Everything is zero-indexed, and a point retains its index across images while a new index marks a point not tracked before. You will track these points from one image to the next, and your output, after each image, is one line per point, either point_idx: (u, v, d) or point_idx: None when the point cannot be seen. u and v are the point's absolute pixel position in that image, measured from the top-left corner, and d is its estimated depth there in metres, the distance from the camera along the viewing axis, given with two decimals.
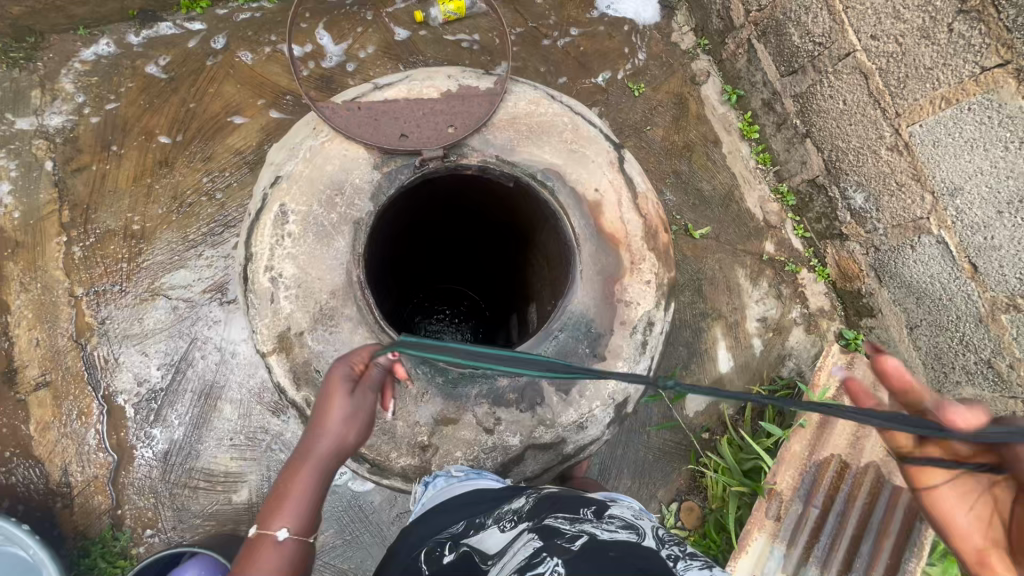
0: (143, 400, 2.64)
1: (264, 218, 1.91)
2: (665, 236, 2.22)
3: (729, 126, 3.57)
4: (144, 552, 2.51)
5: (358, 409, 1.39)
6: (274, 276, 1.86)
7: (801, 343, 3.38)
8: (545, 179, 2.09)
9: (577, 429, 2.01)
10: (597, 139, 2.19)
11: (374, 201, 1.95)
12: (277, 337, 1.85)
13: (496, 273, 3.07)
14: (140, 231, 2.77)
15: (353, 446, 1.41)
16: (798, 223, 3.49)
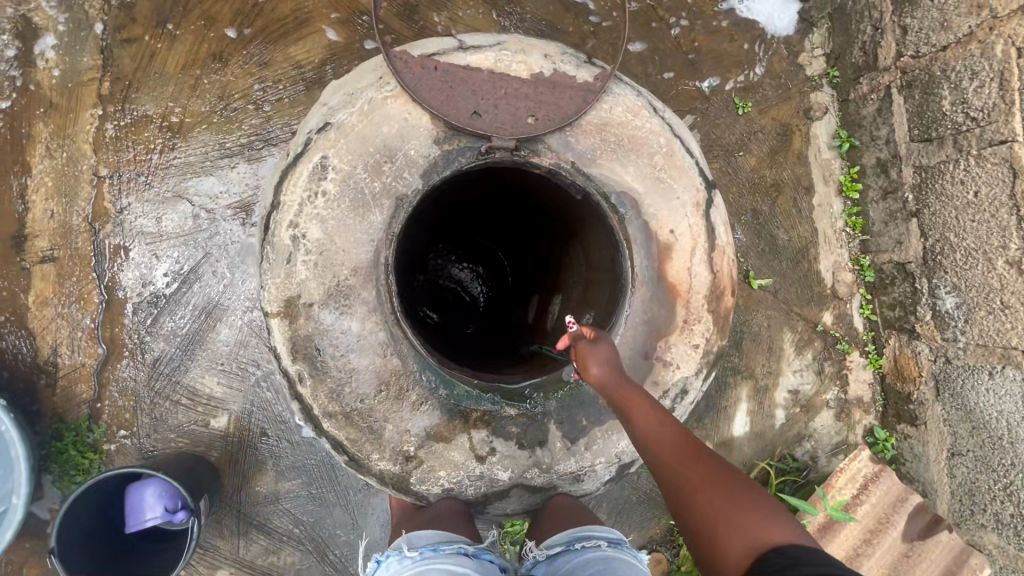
0: (144, 302, 2.55)
1: (302, 167, 1.71)
2: (729, 301, 1.97)
3: (828, 175, 3.18)
4: (114, 450, 2.49)
5: None
6: (297, 235, 1.68)
7: (826, 427, 3.13)
8: (618, 204, 1.82)
9: (573, 480, 1.85)
10: (691, 174, 1.90)
11: (425, 179, 1.72)
12: (284, 301, 1.69)
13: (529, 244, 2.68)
14: (177, 125, 2.58)
15: None
16: (867, 301, 3.16)
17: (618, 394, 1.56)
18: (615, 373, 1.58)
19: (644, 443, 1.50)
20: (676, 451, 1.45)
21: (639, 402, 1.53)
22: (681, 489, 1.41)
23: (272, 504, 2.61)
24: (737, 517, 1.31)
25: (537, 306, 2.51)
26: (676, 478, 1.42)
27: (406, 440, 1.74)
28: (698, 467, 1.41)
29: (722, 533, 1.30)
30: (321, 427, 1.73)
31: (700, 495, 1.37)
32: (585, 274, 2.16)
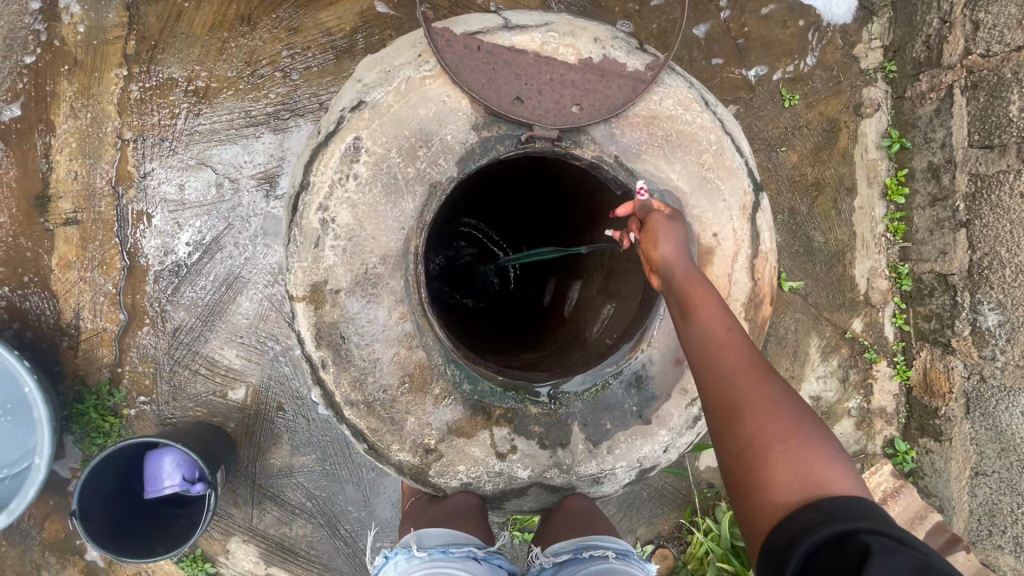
0: (167, 270, 2.53)
1: (334, 147, 1.65)
2: (768, 311, 1.89)
3: (873, 177, 3.04)
4: (134, 416, 2.51)
5: None
6: (326, 218, 1.63)
7: (845, 436, 3.07)
8: (660, 202, 1.74)
9: (592, 482, 1.82)
10: (740, 175, 1.80)
11: (461, 166, 1.66)
12: (310, 285, 1.65)
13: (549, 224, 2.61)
14: (203, 89, 2.51)
15: None
16: (900, 310, 3.05)
17: (685, 298, 1.47)
18: (682, 273, 1.52)
19: (703, 349, 1.39)
20: (735, 366, 1.31)
21: (705, 306, 1.43)
22: (728, 404, 1.27)
23: (286, 477, 2.64)
24: (782, 449, 1.15)
25: (556, 289, 2.49)
26: (727, 390, 1.29)
27: (427, 433, 1.71)
28: (753, 386, 1.26)
29: (761, 458, 1.16)
30: (342, 414, 1.70)
31: (747, 413, 1.23)
32: (614, 268, 2.10)
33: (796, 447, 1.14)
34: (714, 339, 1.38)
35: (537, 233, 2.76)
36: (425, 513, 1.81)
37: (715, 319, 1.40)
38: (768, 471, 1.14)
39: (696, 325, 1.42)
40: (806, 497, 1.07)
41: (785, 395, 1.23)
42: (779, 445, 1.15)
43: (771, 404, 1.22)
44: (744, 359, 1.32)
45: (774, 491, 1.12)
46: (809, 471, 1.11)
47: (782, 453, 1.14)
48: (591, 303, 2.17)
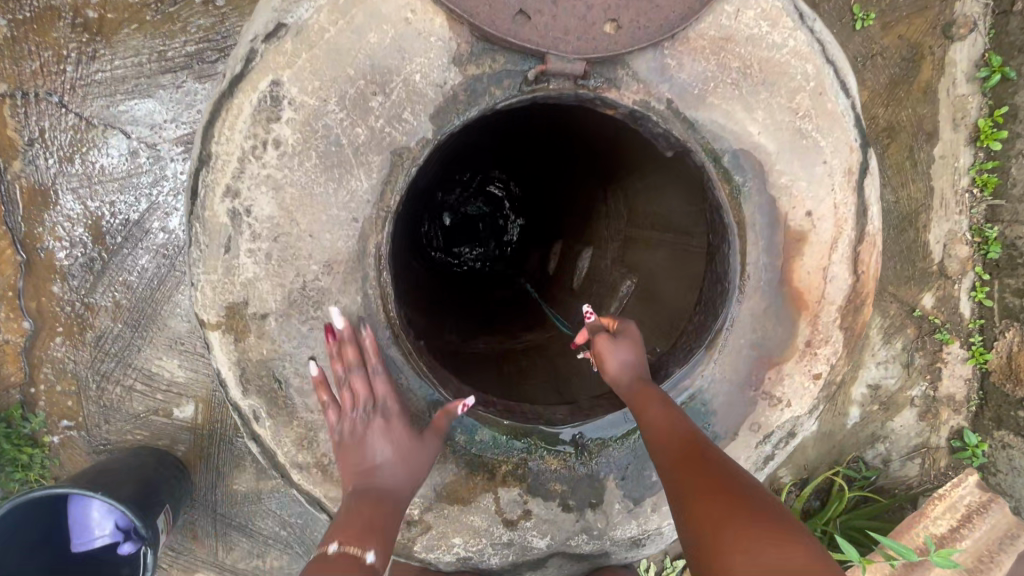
0: (78, 265, 1.99)
1: (243, 98, 1.08)
2: (869, 313, 1.38)
3: (960, 118, 2.44)
4: (59, 444, 2.06)
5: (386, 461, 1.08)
6: (239, 209, 1.09)
7: (905, 428, 2.61)
8: (732, 167, 1.21)
9: (630, 546, 1.37)
10: (846, 123, 1.24)
11: (437, 122, 1.10)
12: (225, 307, 1.13)
13: (548, 164, 2.06)
14: (97, 23, 1.88)
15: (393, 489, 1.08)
16: (982, 282, 2.54)
17: (627, 390, 1.20)
18: (629, 369, 1.22)
19: (649, 441, 1.13)
20: (691, 457, 1.05)
21: (646, 392, 1.17)
22: (682, 498, 1.01)
23: (252, 506, 2.21)
24: (753, 544, 0.87)
25: (561, 254, 1.99)
26: (682, 483, 1.03)
27: (407, 501, 1.25)
28: (707, 476, 1.01)
29: (729, 558, 0.88)
30: (290, 479, 1.24)
31: (705, 508, 0.96)
32: (650, 251, 1.59)
33: (770, 538, 0.87)
34: (658, 426, 1.12)
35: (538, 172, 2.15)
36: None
37: (662, 401, 1.15)
38: (739, 572, 0.85)
39: (641, 415, 1.15)
40: None
41: (748, 483, 0.99)
42: (748, 537, 0.88)
43: (728, 496, 0.96)
44: (693, 446, 1.08)
45: None
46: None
47: (752, 547, 0.86)
48: (604, 279, 1.72)
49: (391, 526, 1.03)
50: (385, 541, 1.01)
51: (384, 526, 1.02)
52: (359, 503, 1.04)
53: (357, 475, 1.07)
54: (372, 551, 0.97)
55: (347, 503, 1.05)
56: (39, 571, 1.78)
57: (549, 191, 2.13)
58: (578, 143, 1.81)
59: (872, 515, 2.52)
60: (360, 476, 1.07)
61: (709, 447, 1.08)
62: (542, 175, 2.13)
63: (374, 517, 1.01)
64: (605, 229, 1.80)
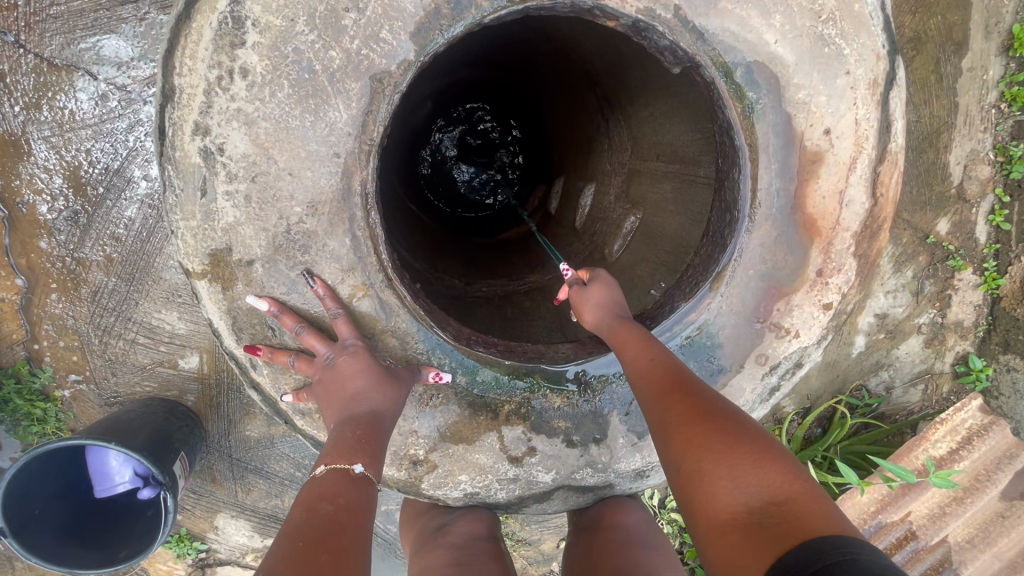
0: (62, 219, 1.93)
1: (202, 21, 0.97)
2: (885, 239, 1.31)
3: (992, 25, 2.27)
4: (70, 398, 2.09)
5: (360, 390, 1.07)
6: (211, 147, 1.01)
7: (911, 356, 2.61)
8: (744, 83, 1.10)
9: (634, 477, 1.39)
10: (874, 27, 1.12)
11: (420, 42, 1.00)
12: (209, 255, 1.08)
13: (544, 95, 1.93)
14: None
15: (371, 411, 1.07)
16: (1001, 205, 2.44)
17: (611, 332, 1.18)
18: (611, 312, 1.21)
19: (632, 378, 1.10)
20: (671, 386, 1.02)
21: (630, 330, 1.14)
22: (662, 428, 0.99)
23: (267, 449, 2.27)
24: (730, 467, 0.86)
25: (563, 191, 1.90)
26: (661, 412, 1.01)
27: (412, 443, 1.26)
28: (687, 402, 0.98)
29: (710, 481, 0.87)
30: (293, 424, 1.24)
31: (684, 434, 0.94)
32: (657, 184, 1.51)
33: (750, 456, 0.87)
34: (641, 362, 1.09)
35: (532, 97, 2.00)
36: (427, 543, 1.35)
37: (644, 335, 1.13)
38: (718, 493, 0.85)
39: (624, 355, 1.13)
40: (771, 512, 0.79)
41: (728, 406, 0.96)
42: (727, 459, 0.87)
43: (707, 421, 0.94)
44: (672, 373, 1.05)
45: (727, 514, 0.83)
46: (772, 495, 0.82)
47: (727, 469, 0.86)
48: (607, 218, 1.65)
49: (379, 444, 1.04)
50: (375, 455, 1.02)
51: (369, 446, 1.02)
52: (341, 430, 1.04)
53: (336, 406, 1.08)
54: (361, 463, 0.98)
55: (332, 433, 1.04)
56: (63, 514, 1.84)
57: (547, 118, 1.99)
58: (575, 69, 1.69)
59: (872, 440, 2.56)
60: (338, 405, 1.07)
61: (689, 374, 1.05)
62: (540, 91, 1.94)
63: (359, 436, 1.02)
64: (607, 163, 1.71)
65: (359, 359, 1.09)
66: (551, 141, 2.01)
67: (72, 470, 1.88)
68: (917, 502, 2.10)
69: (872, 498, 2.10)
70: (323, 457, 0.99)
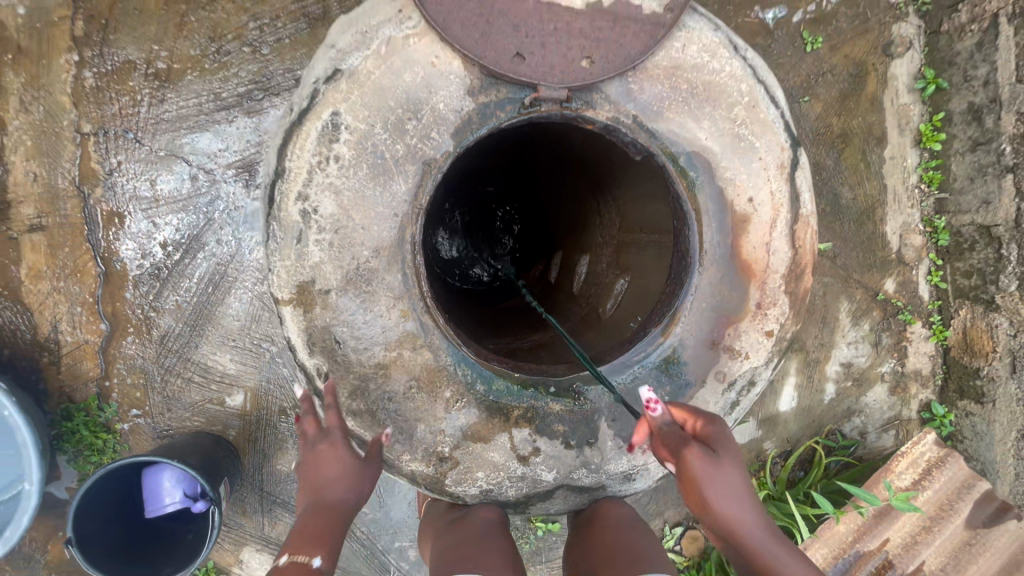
0: (145, 274, 2.34)
1: (310, 126, 1.42)
2: (810, 281, 1.69)
3: (903, 125, 2.76)
4: (128, 430, 2.38)
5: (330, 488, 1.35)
6: (308, 209, 1.43)
7: (879, 402, 2.91)
8: (687, 166, 1.53)
9: (623, 479, 1.67)
10: (777, 129, 1.58)
11: (457, 139, 1.44)
12: (296, 286, 1.45)
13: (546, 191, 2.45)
14: (165, 71, 2.26)
15: (337, 504, 1.36)
16: (936, 267, 2.83)
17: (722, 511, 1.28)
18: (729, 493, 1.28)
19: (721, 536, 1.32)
20: (740, 510, 1.28)
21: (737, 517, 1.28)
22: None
23: (295, 482, 2.51)
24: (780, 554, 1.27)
25: (563, 262, 2.32)
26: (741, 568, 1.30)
27: (440, 440, 1.55)
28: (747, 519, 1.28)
29: None
30: None
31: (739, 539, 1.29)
32: (641, 250, 1.90)
33: None
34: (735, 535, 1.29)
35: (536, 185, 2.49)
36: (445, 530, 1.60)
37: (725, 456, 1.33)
38: None
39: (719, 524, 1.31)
40: None
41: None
42: None
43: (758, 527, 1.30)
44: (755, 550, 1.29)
45: None
46: None
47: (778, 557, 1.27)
48: (603, 281, 2.04)
49: (336, 533, 1.34)
50: (331, 546, 1.32)
51: (328, 537, 1.33)
52: (308, 519, 1.35)
53: (310, 490, 1.38)
54: (317, 557, 1.29)
55: (303, 517, 1.36)
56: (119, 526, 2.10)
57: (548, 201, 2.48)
58: (573, 164, 2.17)
59: (850, 479, 2.78)
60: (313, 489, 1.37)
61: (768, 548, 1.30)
62: (545, 181, 2.42)
63: (320, 529, 1.33)
64: (599, 237, 2.13)
65: (336, 450, 1.37)
66: (551, 223, 2.49)
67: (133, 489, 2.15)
68: (890, 529, 2.30)
69: (848, 527, 2.30)
70: (290, 546, 1.30)
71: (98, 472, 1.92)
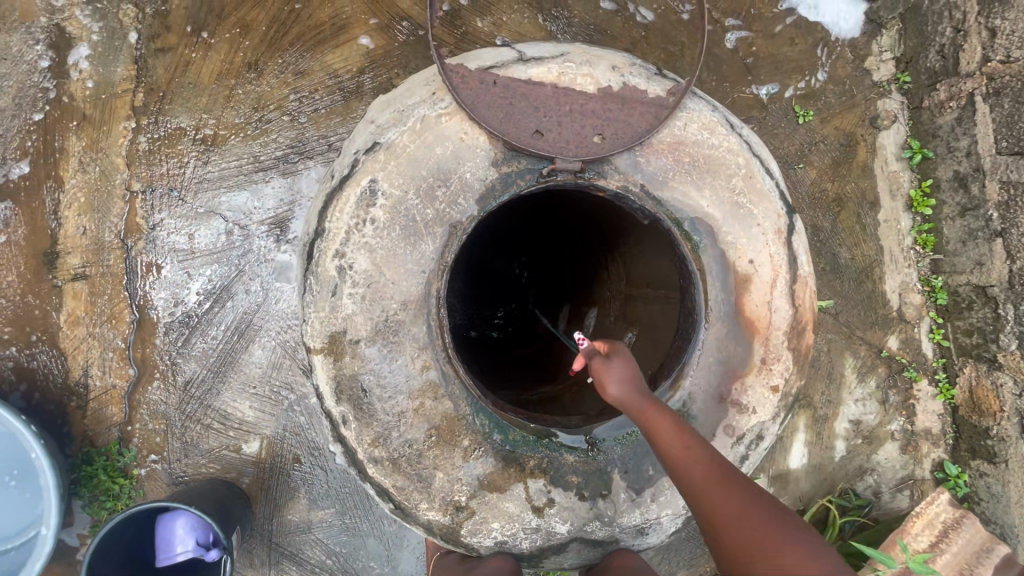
0: (175, 322, 2.46)
1: (350, 191, 1.57)
2: (811, 337, 1.78)
3: (896, 190, 2.92)
4: (145, 476, 2.42)
5: None
6: (344, 265, 1.55)
7: (891, 461, 2.91)
8: (691, 230, 1.66)
9: (636, 533, 1.68)
10: (772, 198, 1.71)
11: (481, 205, 1.58)
12: (328, 336, 1.55)
13: (568, 263, 2.58)
14: (211, 137, 2.48)
15: None
16: (937, 326, 2.91)
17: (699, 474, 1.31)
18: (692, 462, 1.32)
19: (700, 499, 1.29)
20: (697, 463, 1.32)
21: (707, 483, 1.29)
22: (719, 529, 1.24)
23: (305, 533, 2.52)
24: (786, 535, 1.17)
25: (570, 317, 2.47)
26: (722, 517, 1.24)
27: (457, 489, 1.60)
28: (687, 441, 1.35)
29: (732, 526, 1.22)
30: (366, 473, 1.59)
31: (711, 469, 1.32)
32: (649, 304, 2.01)
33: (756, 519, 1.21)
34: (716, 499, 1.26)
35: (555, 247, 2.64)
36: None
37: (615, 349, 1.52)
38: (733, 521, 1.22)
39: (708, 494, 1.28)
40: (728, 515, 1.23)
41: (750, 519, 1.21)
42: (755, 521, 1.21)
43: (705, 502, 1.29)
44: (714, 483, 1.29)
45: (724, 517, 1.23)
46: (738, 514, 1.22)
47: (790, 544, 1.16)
48: (614, 333, 2.17)
49: None
50: None
51: None
52: None
53: None
54: None
55: None
56: None
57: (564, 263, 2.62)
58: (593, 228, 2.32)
59: (867, 542, 2.73)
60: None
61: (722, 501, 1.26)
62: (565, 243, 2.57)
63: None
64: (608, 292, 2.29)
65: None
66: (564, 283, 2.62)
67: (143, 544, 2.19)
68: None
69: None
70: None
71: (116, 518, 2.00)
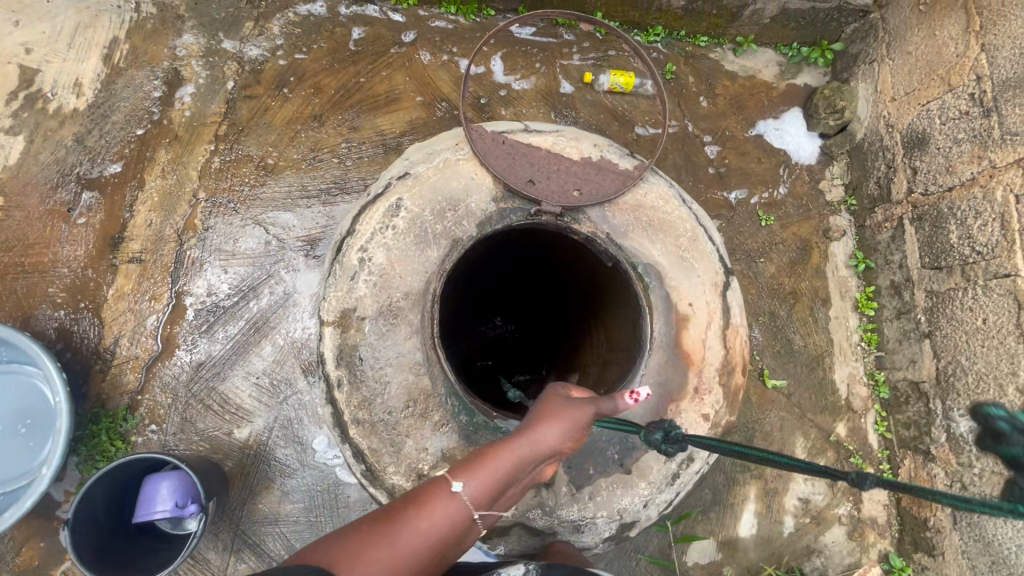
0: (204, 309, 2.83)
1: (380, 203, 2.02)
2: (740, 380, 2.10)
3: (845, 291, 3.34)
4: (140, 443, 2.68)
5: None
6: (364, 258, 1.95)
7: (838, 545, 3.03)
8: (644, 274, 2.04)
9: (573, 529, 1.90)
10: (712, 258, 2.13)
11: (479, 229, 2.01)
12: (339, 312, 1.92)
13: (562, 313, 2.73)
14: (271, 165, 3.03)
15: None
16: (881, 418, 3.18)
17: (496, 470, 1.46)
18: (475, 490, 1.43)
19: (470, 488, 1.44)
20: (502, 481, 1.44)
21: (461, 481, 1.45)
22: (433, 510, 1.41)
23: (272, 525, 2.68)
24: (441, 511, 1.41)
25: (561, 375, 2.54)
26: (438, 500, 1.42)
27: (422, 458, 1.86)
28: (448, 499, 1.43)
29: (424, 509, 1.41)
30: (347, 432, 1.86)
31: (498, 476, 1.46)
32: (620, 364, 2.08)
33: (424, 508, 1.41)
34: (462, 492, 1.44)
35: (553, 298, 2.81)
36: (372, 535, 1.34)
37: None
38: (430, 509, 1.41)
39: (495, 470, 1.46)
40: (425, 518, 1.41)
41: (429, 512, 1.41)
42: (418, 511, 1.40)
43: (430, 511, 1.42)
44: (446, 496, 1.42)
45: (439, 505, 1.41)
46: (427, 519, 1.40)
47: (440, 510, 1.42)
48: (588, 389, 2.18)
49: None
50: None
51: None
52: None
53: None
54: None
55: None
56: (91, 539, 2.25)
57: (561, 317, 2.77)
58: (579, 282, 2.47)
59: None
60: None
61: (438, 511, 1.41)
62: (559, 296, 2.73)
63: None
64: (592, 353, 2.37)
65: None
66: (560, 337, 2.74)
67: (114, 511, 2.37)
68: None
69: None
70: None
71: (105, 468, 2.25)
